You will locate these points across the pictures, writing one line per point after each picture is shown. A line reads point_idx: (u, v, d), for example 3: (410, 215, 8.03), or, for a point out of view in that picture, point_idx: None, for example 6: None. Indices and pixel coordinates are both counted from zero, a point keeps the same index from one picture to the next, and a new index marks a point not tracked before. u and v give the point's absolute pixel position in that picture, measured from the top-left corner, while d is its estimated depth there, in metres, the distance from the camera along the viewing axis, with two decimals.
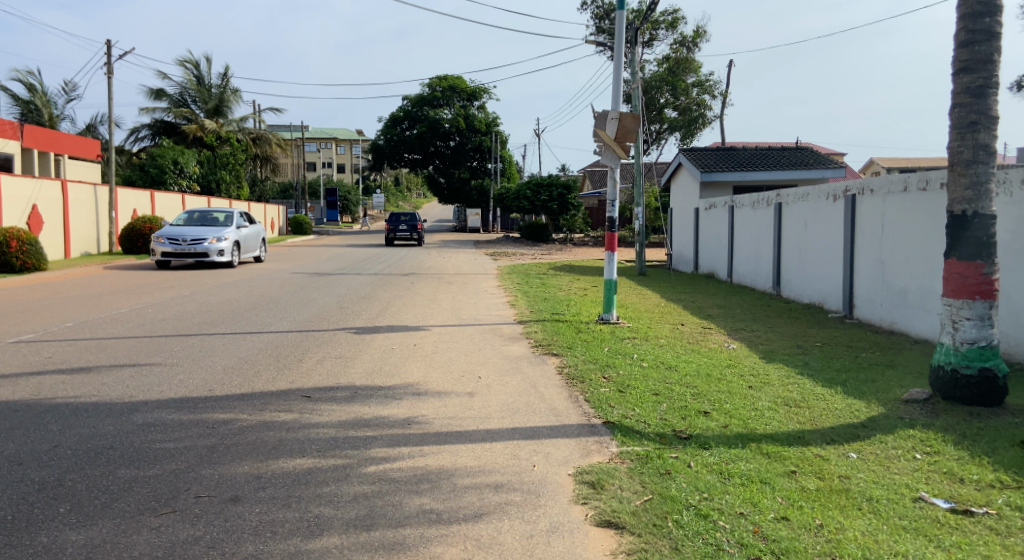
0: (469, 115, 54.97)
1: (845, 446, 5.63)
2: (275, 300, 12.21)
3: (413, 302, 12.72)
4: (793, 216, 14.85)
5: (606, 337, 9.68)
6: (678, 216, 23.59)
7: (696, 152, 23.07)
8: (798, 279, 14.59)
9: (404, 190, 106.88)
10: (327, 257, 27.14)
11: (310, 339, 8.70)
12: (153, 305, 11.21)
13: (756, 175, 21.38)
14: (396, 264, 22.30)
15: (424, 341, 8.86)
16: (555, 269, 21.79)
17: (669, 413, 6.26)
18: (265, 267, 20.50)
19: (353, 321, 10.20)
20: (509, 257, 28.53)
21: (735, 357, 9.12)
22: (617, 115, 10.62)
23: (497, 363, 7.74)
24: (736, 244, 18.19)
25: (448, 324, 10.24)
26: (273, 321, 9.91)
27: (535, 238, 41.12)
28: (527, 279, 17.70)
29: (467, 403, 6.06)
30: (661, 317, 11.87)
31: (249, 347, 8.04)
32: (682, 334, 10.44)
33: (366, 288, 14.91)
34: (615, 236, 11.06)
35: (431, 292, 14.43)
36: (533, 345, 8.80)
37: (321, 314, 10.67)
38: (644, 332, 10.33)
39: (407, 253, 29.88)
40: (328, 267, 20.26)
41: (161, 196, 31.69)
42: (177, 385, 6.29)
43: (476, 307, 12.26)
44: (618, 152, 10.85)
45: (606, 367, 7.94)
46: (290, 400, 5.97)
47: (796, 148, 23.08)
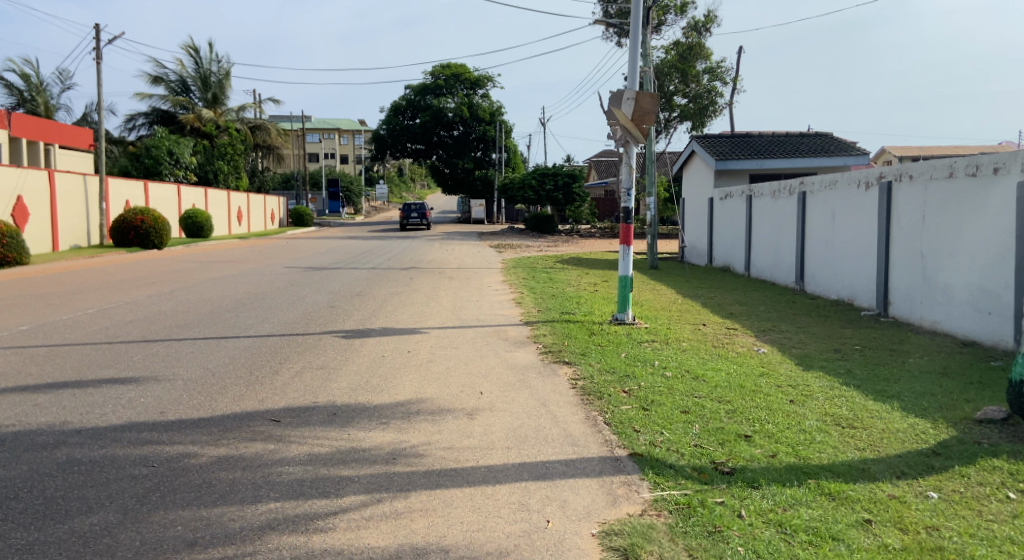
0: (473, 104, 53.94)
1: (921, 482, 4.66)
2: (261, 299, 11.28)
3: (410, 300, 11.78)
4: (818, 206, 13.85)
5: (621, 341, 8.69)
6: (690, 206, 22.56)
7: (710, 140, 22.05)
8: (824, 275, 13.57)
9: (408, 181, 105.90)
10: (327, 250, 26.22)
11: (291, 345, 7.79)
12: (125, 304, 10.30)
13: (774, 163, 20.37)
14: (397, 257, 21.36)
15: (420, 346, 7.92)
16: (562, 263, 20.82)
17: (704, 439, 5.25)
18: (259, 262, 19.57)
19: (343, 322, 9.28)
20: (514, 249, 27.58)
21: (767, 362, 8.13)
22: (633, 94, 9.73)
23: (501, 374, 6.79)
24: (755, 235, 17.18)
25: (447, 326, 9.30)
26: (254, 323, 9.00)
27: (539, 229, 40.14)
28: (532, 273, 16.73)
29: (464, 428, 5.12)
30: (680, 316, 10.91)
31: (220, 356, 7.15)
32: (705, 336, 9.45)
33: (362, 284, 13.96)
34: (631, 229, 10.07)
35: (431, 289, 13.47)
36: (541, 352, 7.84)
37: (308, 315, 9.76)
38: (663, 334, 9.34)
39: (409, 245, 28.88)
40: (325, 261, 19.35)
41: (155, 187, 30.76)
42: (123, 406, 5.39)
43: (478, 306, 11.31)
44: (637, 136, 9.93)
45: (624, 378, 6.94)
46: (254, 426, 5.05)
47: (816, 134, 22.06)
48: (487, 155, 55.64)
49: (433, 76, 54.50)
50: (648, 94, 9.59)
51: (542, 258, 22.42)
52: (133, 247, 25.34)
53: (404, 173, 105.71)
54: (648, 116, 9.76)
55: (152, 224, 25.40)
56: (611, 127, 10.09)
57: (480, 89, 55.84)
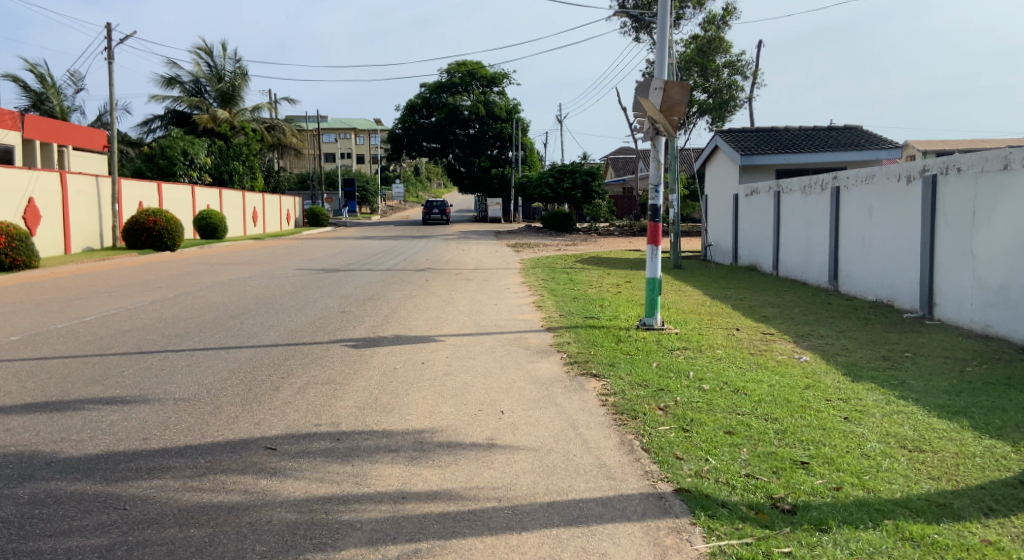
0: (488, 101, 53.39)
1: (1015, 522, 4.00)
2: (269, 304, 10.74)
3: (425, 304, 11.21)
4: (854, 201, 13.19)
5: (651, 349, 8.06)
6: (714, 202, 21.87)
7: (735, 134, 21.34)
8: (862, 274, 12.89)
9: (424, 181, 105.69)
10: (341, 251, 25.74)
11: (296, 356, 7.23)
12: (126, 310, 9.78)
13: (802, 158, 19.66)
14: (412, 258, 20.81)
15: (435, 357, 7.34)
16: (582, 262, 20.20)
17: (757, 467, 4.63)
18: (272, 263, 19.07)
19: (353, 330, 8.72)
20: (532, 248, 27.00)
21: (811, 372, 7.48)
22: (661, 84, 9.07)
23: (523, 389, 6.18)
24: (784, 232, 16.51)
25: (465, 333, 8.72)
26: (258, 331, 8.45)
27: (557, 228, 39.50)
28: (552, 274, 16.11)
29: (482, 457, 4.54)
30: (711, 320, 10.27)
31: (219, 369, 6.60)
32: (740, 342, 8.80)
33: (375, 286, 13.41)
34: (659, 227, 9.43)
35: (447, 292, 12.89)
36: (565, 363, 7.23)
37: (317, 322, 9.21)
38: (695, 341, 8.70)
39: (425, 245, 28.33)
40: (338, 262, 18.82)
41: (168, 188, 30.38)
42: (103, 432, 4.84)
43: (497, 310, 10.71)
44: (664, 128, 9.27)
45: (657, 392, 6.32)
46: (246, 456, 4.49)
47: (846, 127, 21.29)
48: (503, 153, 55.01)
49: (448, 74, 53.98)
50: (678, 83, 8.93)
51: (562, 258, 21.79)
52: (146, 249, 24.93)
53: (420, 172, 105.24)
54: (677, 106, 9.12)
55: (165, 226, 24.98)
56: (637, 118, 9.45)
57: (496, 86, 55.28)
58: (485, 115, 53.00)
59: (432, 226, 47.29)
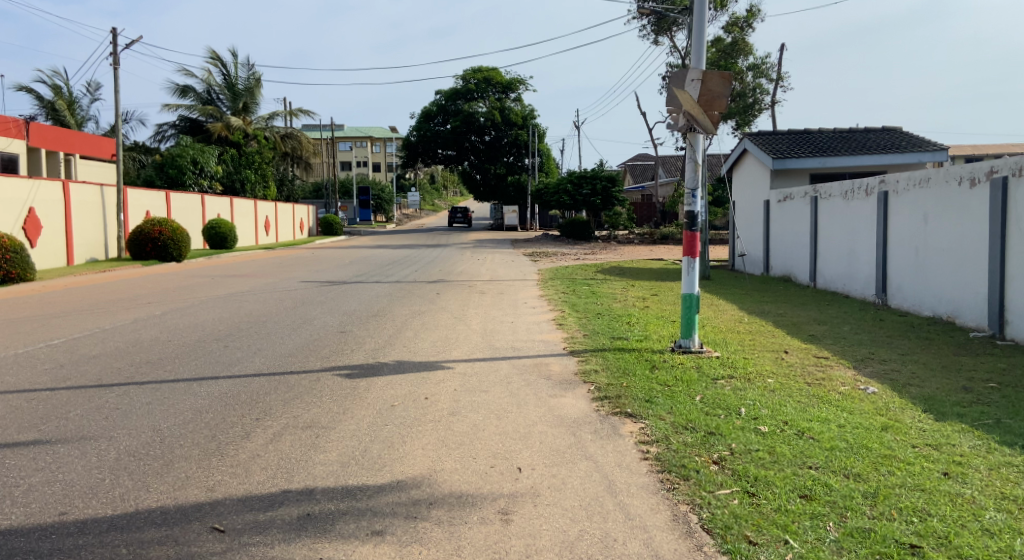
0: (504, 108, 52.49)
1: None
2: (262, 322, 9.69)
3: (434, 322, 10.14)
4: (908, 208, 12.21)
5: (691, 379, 6.97)
6: (744, 209, 20.75)
7: (764, 137, 20.27)
8: (920, 285, 11.82)
9: (440, 189, 105.21)
10: (351, 261, 24.77)
11: (279, 390, 6.16)
12: (102, 331, 8.75)
13: (838, 161, 18.54)
14: (425, 269, 19.78)
15: (441, 391, 6.26)
16: (603, 273, 19.09)
17: (856, 558, 3.56)
18: (277, 274, 18.09)
19: (350, 355, 7.65)
20: (550, 258, 25.91)
21: (884, 408, 6.38)
22: (698, 75, 7.97)
23: (547, 435, 5.11)
24: (826, 240, 15.54)
25: (478, 359, 7.64)
26: (242, 357, 7.40)
27: (575, 236, 38.44)
28: (573, 286, 15.02)
29: (496, 543, 3.47)
30: (754, 341, 9.14)
31: (185, 407, 5.55)
32: (792, 369, 7.67)
33: (382, 302, 12.36)
34: (696, 237, 8.33)
35: (458, 307, 11.81)
36: (593, 397, 6.15)
37: (312, 344, 8.16)
38: (739, 366, 7.61)
39: (438, 255, 27.35)
40: (345, 275, 17.79)
41: (177, 197, 29.34)
42: (11, 503, 3.77)
43: (514, 330, 9.64)
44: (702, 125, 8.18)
45: (709, 437, 5.24)
46: (186, 540, 3.42)
47: (885, 129, 20.18)
48: (519, 161, 54.03)
49: (464, 80, 53.17)
50: (718, 74, 7.85)
51: (581, 268, 20.68)
52: (151, 260, 23.72)
53: (435, 180, 104.49)
54: (718, 99, 8.02)
55: (170, 235, 23.74)
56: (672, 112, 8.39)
57: (512, 92, 54.43)
58: (501, 122, 52.08)
59: (448, 235, 46.42)
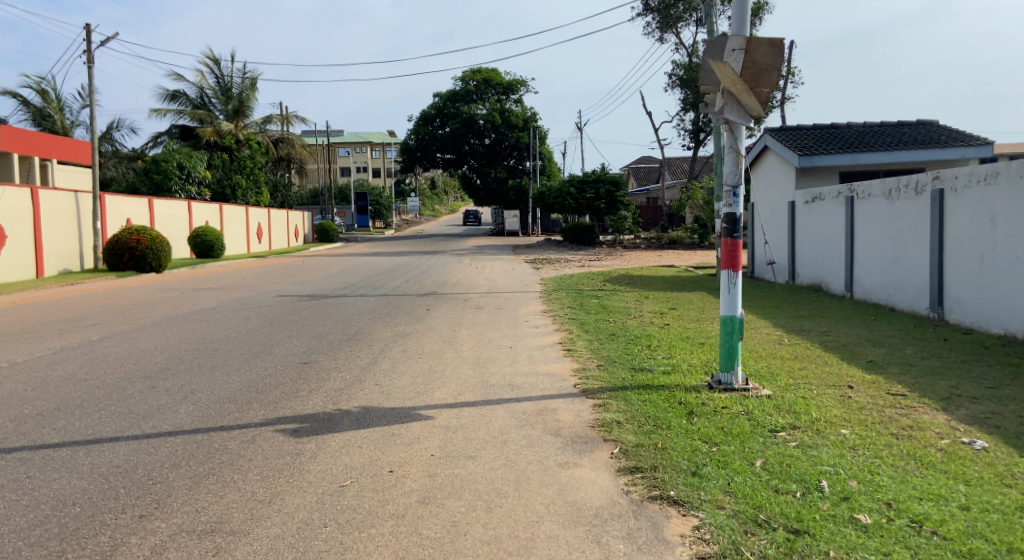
0: (505, 109, 50.98)
1: None
2: (212, 350, 7.99)
3: (418, 349, 8.47)
4: (975, 209, 10.79)
5: (744, 434, 5.39)
6: (765, 211, 19.20)
7: (787, 132, 18.73)
8: (992, 295, 10.38)
9: (440, 195, 103.87)
10: (342, 270, 23.13)
11: (191, 460, 4.46)
12: (6, 367, 7.03)
13: (872, 157, 17.13)
14: (418, 279, 18.13)
15: (413, 459, 4.58)
16: (612, 282, 17.43)
17: None
18: (256, 286, 16.37)
19: (304, 398, 5.95)
20: (553, 265, 24.25)
21: (1012, 478, 4.79)
22: (740, 43, 6.29)
23: (558, 548, 3.46)
24: (864, 244, 14.15)
25: (468, 404, 5.96)
26: (166, 402, 5.72)
27: (580, 241, 36.91)
28: (581, 300, 13.37)
29: None
30: (807, 375, 7.50)
31: (43, 498, 3.88)
32: (867, 415, 6.09)
33: (362, 320, 10.69)
34: (738, 244, 6.73)
35: (450, 328, 10.13)
36: (620, 465, 4.56)
37: (260, 382, 6.46)
38: (800, 413, 6.03)
39: (435, 264, 25.68)
40: (329, 286, 16.10)
41: (159, 204, 27.61)
42: None
43: (515, 359, 7.96)
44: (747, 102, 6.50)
45: (795, 539, 3.65)
46: None
47: (919, 122, 18.97)
48: (521, 164, 52.48)
49: (464, 81, 51.67)
50: (766, 41, 6.17)
51: (588, 277, 18.98)
52: (126, 272, 21.76)
53: (435, 186, 103.30)
54: (767, 73, 6.37)
55: (149, 244, 21.92)
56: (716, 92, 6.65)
57: (513, 94, 52.98)
58: (502, 124, 50.56)
59: (448, 241, 44.78)
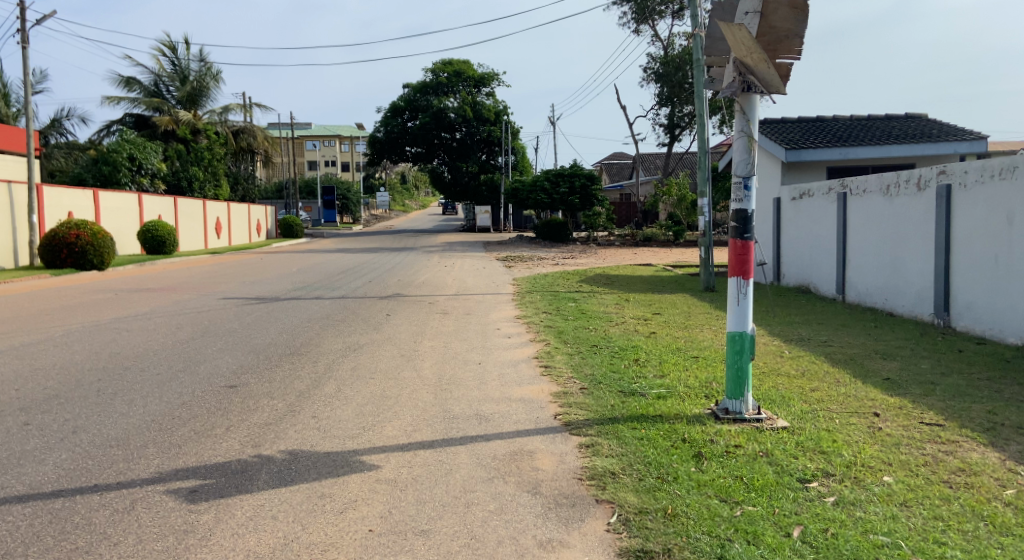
0: (476, 102, 49.69)
1: None
2: (121, 368, 6.73)
3: (371, 366, 7.26)
4: (988, 207, 9.83)
5: (768, 488, 4.30)
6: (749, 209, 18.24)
7: (772, 125, 17.80)
8: (1008, 300, 9.43)
9: (410, 190, 102.39)
10: (300, 268, 21.77)
11: (33, 548, 3.26)
12: None
13: (860, 153, 16.26)
14: (381, 279, 16.87)
15: (342, 538, 3.42)
16: (589, 283, 16.34)
17: None
18: (202, 287, 15.04)
19: (216, 438, 4.75)
20: (526, 264, 23.12)
21: None
22: (756, 4, 5.27)
23: None
24: (858, 244, 13.23)
25: (423, 446, 4.79)
26: (36, 447, 4.49)
27: (553, 238, 35.84)
28: (557, 304, 12.27)
29: None
30: (823, 400, 6.46)
31: None
32: (909, 458, 5.03)
33: (311, 329, 9.45)
34: (749, 248, 5.64)
35: (411, 339, 8.94)
36: (624, 546, 3.44)
37: (167, 415, 5.24)
38: (830, 456, 4.93)
39: (400, 261, 24.39)
40: (282, 287, 14.78)
41: (105, 196, 25.96)
42: None
43: (484, 380, 6.80)
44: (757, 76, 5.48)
45: None
46: None
47: (907, 117, 18.11)
48: (493, 159, 51.35)
49: (434, 73, 50.39)
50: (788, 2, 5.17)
51: (563, 277, 17.87)
52: (64, 269, 20.21)
53: (405, 181, 101.77)
54: (787, 41, 5.39)
55: (89, 240, 20.35)
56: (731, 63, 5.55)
57: (485, 87, 51.74)
58: (473, 117, 49.30)
59: (417, 237, 43.45)
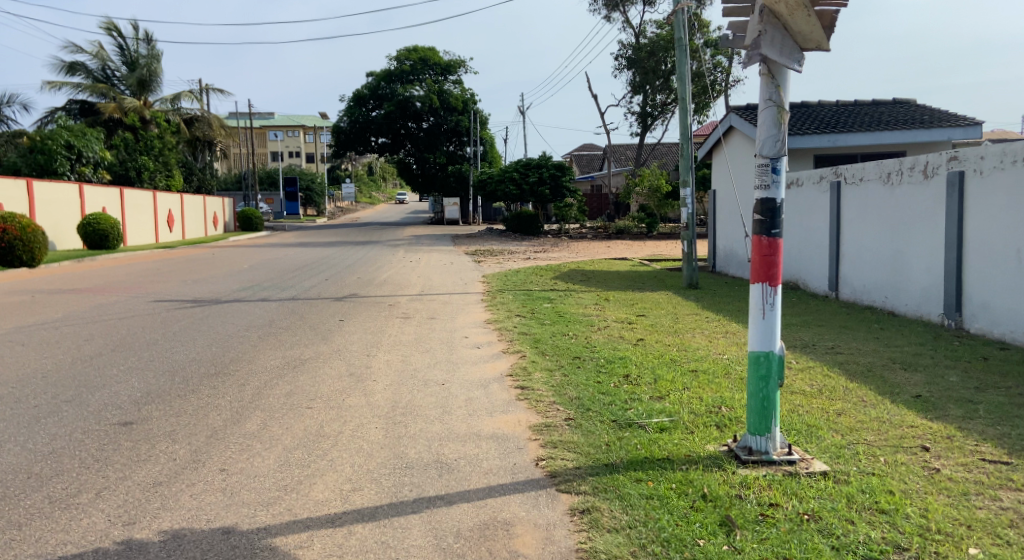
0: (443, 91, 48.20)
1: None
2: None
3: (310, 391, 6.02)
4: (1008, 197, 8.79)
5: None
6: (732, 199, 17.19)
7: (755, 111, 16.74)
8: None
9: (377, 181, 100.74)
10: (253, 264, 20.39)
11: None
12: None
13: (851, 139, 15.19)
14: (338, 276, 15.58)
15: None
16: (562, 280, 15.22)
17: None
18: (138, 287, 13.66)
19: (75, 515, 3.55)
20: (495, 258, 21.95)
21: None
22: None
23: None
24: (853, 237, 12.20)
25: (361, 516, 3.60)
26: None
27: (523, 231, 34.70)
28: (529, 305, 11.12)
29: None
30: (859, 430, 5.32)
31: None
32: (992, 517, 3.90)
33: (246, 340, 8.20)
34: (777, 247, 4.50)
35: (363, 350, 7.71)
36: None
37: (21, 476, 4.02)
38: (894, 517, 3.78)
39: (362, 256, 23.08)
40: (225, 288, 13.46)
41: (40, 187, 24.28)
42: None
43: (447, 408, 5.59)
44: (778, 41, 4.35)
45: None
46: None
47: (896, 101, 17.13)
48: (460, 150, 49.99)
49: (398, 61, 48.82)
50: None
51: (534, 273, 16.71)
52: None
53: (372, 172, 99.95)
54: None
55: (18, 235, 18.76)
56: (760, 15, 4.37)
57: (451, 74, 50.29)
58: (440, 106, 47.82)
59: (382, 230, 41.88)
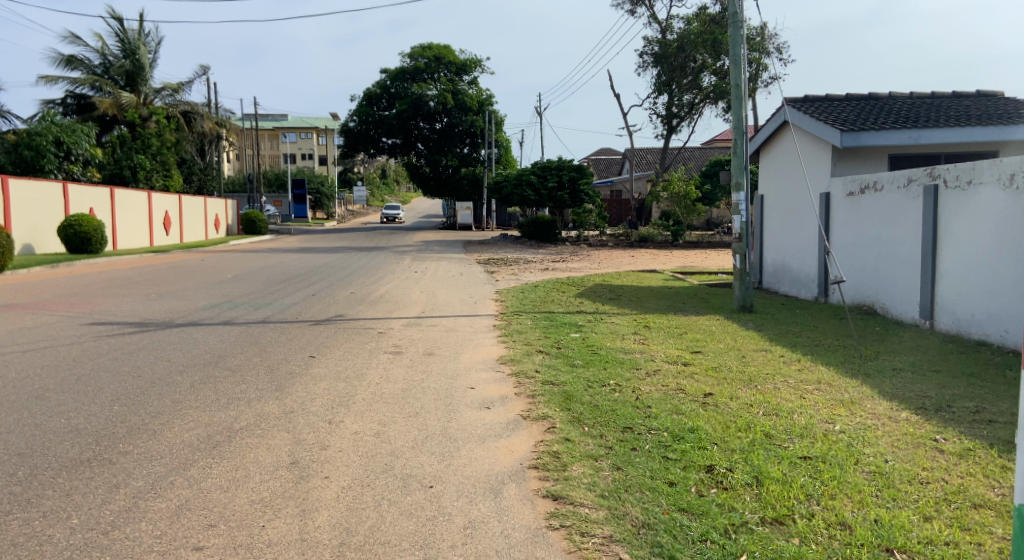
0: (458, 90, 46.03)
1: None
2: None
3: (216, 502, 3.79)
4: None
5: None
6: (787, 205, 14.78)
7: (816, 103, 14.34)
8: None
9: (389, 184, 98.86)
10: (242, 272, 18.24)
11: None
12: None
13: (937, 136, 12.60)
14: (327, 291, 13.36)
15: None
16: (587, 298, 12.88)
17: None
18: (84, 302, 11.45)
19: None
20: (511, 269, 19.64)
21: None
22: None
23: None
24: (955, 252, 9.38)
25: None
26: None
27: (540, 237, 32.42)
28: (554, 335, 8.84)
29: None
30: None
31: None
32: None
33: (171, 391, 5.97)
34: None
35: (326, 412, 5.46)
36: None
37: None
38: None
39: (363, 264, 20.86)
40: (188, 305, 11.23)
41: (17, 184, 22.26)
42: None
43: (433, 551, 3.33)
44: None
45: None
46: None
47: (981, 95, 14.59)
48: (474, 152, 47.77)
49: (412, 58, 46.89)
50: None
51: (555, 288, 14.44)
52: None
53: (385, 175, 98.19)
54: None
55: None
56: None
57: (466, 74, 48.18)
58: (454, 106, 45.67)
59: (390, 235, 39.72)
